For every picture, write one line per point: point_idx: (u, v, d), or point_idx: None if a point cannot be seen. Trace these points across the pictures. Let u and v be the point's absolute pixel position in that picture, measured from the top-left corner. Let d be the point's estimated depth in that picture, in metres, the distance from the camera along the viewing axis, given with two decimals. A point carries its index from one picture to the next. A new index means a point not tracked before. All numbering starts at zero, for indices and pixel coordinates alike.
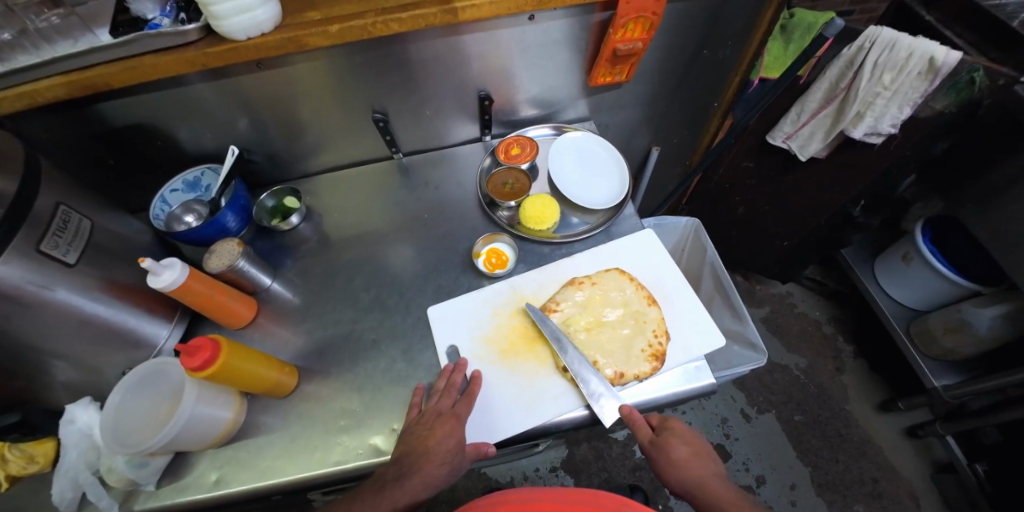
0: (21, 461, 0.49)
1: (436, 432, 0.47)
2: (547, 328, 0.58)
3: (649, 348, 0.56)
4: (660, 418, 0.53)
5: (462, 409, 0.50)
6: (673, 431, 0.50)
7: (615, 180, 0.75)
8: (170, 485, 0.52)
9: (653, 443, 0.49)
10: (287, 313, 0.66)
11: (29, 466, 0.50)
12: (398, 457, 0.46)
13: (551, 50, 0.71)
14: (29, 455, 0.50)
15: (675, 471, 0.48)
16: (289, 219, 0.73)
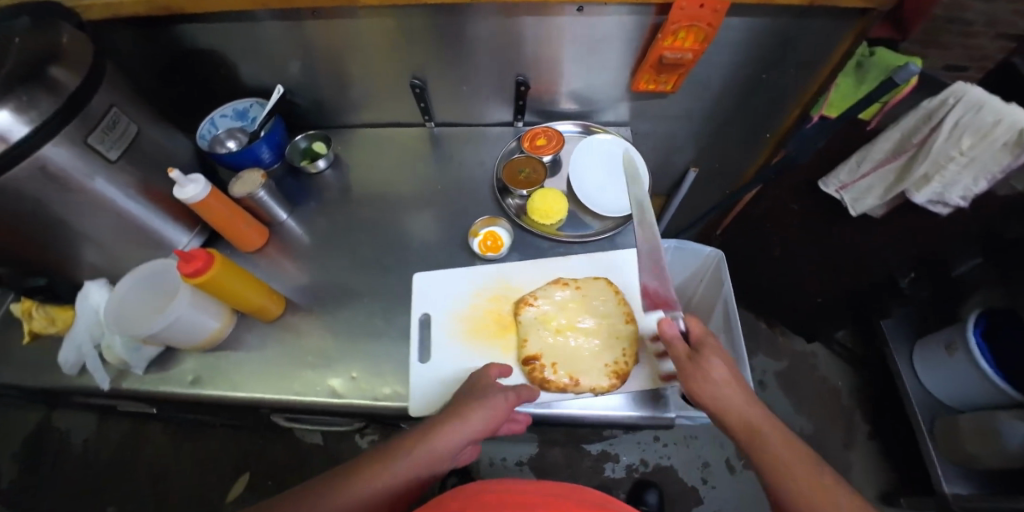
0: (43, 321, 0.60)
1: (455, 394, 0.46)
2: (517, 318, 0.58)
3: (613, 364, 0.54)
4: (701, 328, 0.48)
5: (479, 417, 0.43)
6: (714, 349, 0.46)
7: (635, 189, 0.70)
8: (158, 374, 0.58)
9: (691, 360, 0.45)
10: (292, 249, 0.71)
11: (48, 327, 0.60)
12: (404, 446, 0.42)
13: (596, 48, 0.69)
14: (50, 317, 0.60)
15: (708, 394, 0.43)
16: (317, 164, 0.78)
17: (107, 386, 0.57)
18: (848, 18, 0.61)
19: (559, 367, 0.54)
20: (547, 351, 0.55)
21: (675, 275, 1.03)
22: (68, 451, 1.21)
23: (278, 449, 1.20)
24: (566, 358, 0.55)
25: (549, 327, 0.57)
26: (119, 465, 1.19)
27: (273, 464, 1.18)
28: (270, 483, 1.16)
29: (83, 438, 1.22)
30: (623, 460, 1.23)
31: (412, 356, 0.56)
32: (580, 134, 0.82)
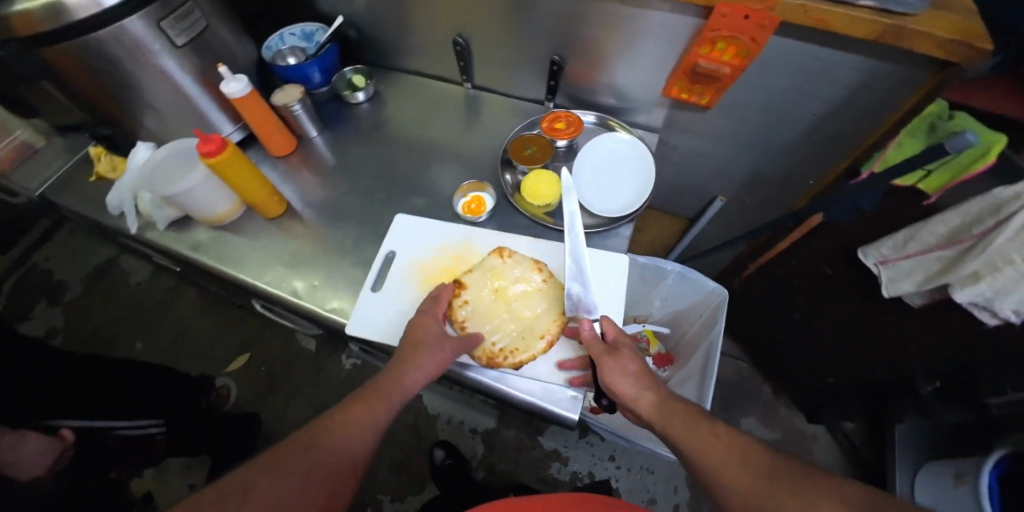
0: (108, 167, 0.78)
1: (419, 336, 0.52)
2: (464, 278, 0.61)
3: (529, 350, 0.56)
4: (615, 327, 0.53)
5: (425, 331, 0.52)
6: (627, 347, 0.51)
7: (630, 194, 0.67)
8: (173, 233, 0.70)
9: (607, 355, 0.50)
10: (310, 165, 0.79)
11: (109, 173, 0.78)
12: (359, 403, 0.47)
13: (633, 42, 0.66)
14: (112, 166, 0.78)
15: (623, 386, 0.48)
16: (356, 95, 0.84)
17: (134, 229, 0.69)
18: (921, 68, 0.53)
19: (481, 333, 0.57)
20: (477, 316, 0.58)
21: (674, 302, 0.96)
22: (126, 286, 1.45)
23: (276, 341, 1.35)
24: (490, 327, 0.57)
25: (488, 295, 0.59)
26: (156, 310, 1.41)
27: (269, 351, 1.34)
28: (262, 367, 1.31)
29: (138, 280, 1.46)
30: (572, 466, 1.16)
31: (367, 283, 0.62)
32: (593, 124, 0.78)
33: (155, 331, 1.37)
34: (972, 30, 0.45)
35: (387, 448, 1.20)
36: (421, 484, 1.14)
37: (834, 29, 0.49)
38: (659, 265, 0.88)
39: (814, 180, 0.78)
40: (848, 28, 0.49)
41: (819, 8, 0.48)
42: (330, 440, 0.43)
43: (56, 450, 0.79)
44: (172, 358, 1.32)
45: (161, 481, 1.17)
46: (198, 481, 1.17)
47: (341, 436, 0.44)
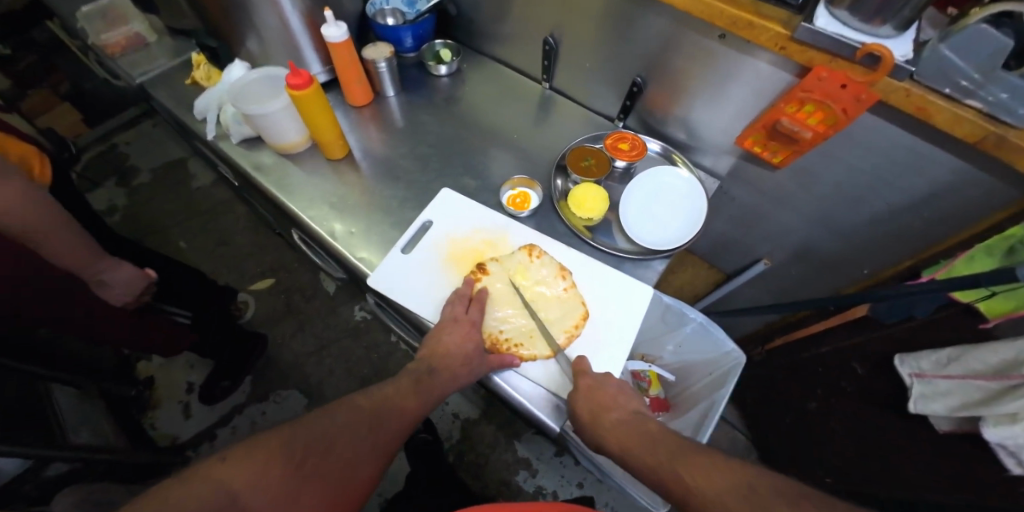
0: (204, 74, 0.84)
1: (455, 336, 0.55)
2: (488, 265, 0.63)
3: (532, 349, 0.57)
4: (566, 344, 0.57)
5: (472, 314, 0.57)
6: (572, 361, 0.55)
7: (674, 230, 0.66)
8: (242, 149, 0.75)
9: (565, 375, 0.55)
10: (380, 120, 0.82)
11: (204, 79, 0.84)
12: (411, 387, 0.51)
13: (719, 83, 0.65)
14: (209, 75, 0.84)
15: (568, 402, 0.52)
16: (439, 68, 0.87)
17: (211, 136, 0.75)
18: (1018, 185, 0.50)
19: (492, 320, 0.59)
20: (492, 303, 0.60)
21: (686, 352, 0.93)
22: (186, 186, 1.56)
23: (301, 275, 1.42)
24: (501, 317, 0.59)
25: (508, 288, 0.61)
26: (205, 215, 1.51)
27: (292, 283, 1.40)
28: (281, 295, 1.38)
29: (198, 184, 1.57)
30: (539, 480, 1.15)
31: (399, 243, 0.65)
32: (655, 153, 0.77)
33: (200, 234, 1.47)
34: None
35: None
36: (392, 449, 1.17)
37: (933, 121, 0.47)
38: (683, 310, 0.86)
39: (869, 269, 0.74)
40: (948, 124, 0.47)
41: (922, 97, 0.46)
42: (390, 407, 0.48)
43: (142, 282, 0.80)
44: (207, 263, 1.41)
45: (166, 369, 1.26)
46: (197, 380, 1.25)
47: (395, 408, 0.49)
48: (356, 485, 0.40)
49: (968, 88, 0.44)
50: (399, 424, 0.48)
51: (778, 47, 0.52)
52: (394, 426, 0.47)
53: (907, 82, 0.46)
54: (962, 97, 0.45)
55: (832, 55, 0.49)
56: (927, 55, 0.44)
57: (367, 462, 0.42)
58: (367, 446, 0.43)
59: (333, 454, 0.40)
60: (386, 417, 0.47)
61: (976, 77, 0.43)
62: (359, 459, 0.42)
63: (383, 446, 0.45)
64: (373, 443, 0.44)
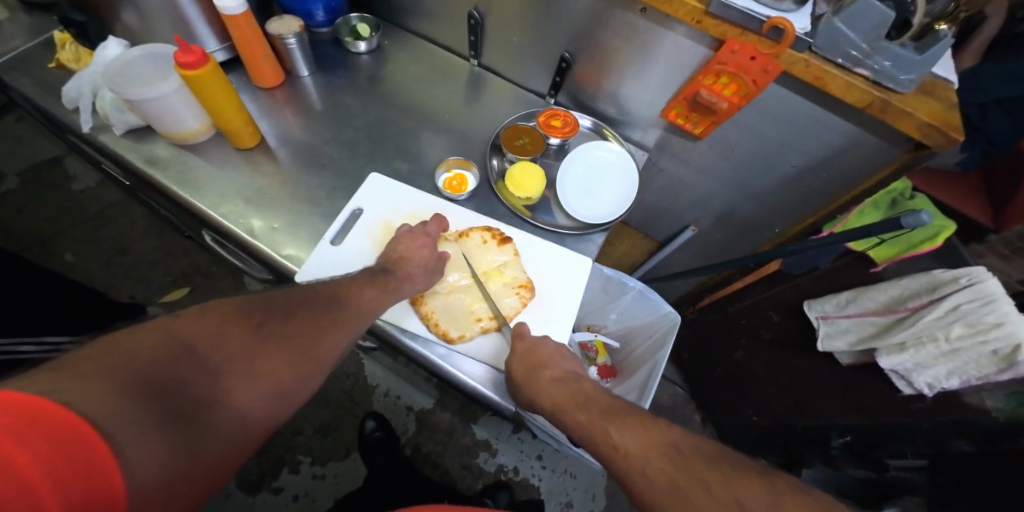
0: (71, 56, 0.71)
1: (412, 243, 0.56)
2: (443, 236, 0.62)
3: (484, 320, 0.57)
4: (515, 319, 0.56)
5: (432, 228, 0.58)
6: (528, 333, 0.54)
7: (614, 203, 0.68)
8: (129, 142, 0.65)
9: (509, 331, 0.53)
10: (296, 103, 0.75)
11: (72, 62, 0.71)
12: (369, 279, 0.48)
13: (643, 58, 0.67)
14: (77, 56, 0.72)
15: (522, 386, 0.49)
16: (358, 44, 0.80)
17: (87, 128, 0.65)
18: (897, 144, 0.57)
19: (437, 305, 0.57)
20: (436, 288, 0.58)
21: (629, 318, 0.98)
22: (67, 190, 1.34)
23: (222, 280, 1.29)
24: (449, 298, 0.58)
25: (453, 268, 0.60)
26: (97, 221, 1.31)
27: (213, 289, 1.27)
28: (202, 305, 1.25)
29: (83, 186, 1.36)
30: (500, 459, 1.17)
31: (327, 234, 0.60)
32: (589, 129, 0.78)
33: (93, 244, 1.28)
34: (946, 119, 0.49)
35: (315, 409, 1.17)
36: (345, 452, 1.12)
37: (829, 89, 0.52)
38: (623, 280, 0.89)
39: (780, 228, 0.82)
40: (842, 91, 0.52)
41: (820, 67, 0.50)
42: (349, 297, 0.45)
43: None
44: (106, 277, 1.24)
45: None
46: None
47: (357, 300, 0.45)
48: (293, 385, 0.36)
49: (857, 57, 0.49)
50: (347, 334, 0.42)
51: (695, 21, 0.54)
52: (340, 334, 0.42)
53: (806, 53, 0.50)
54: (852, 65, 0.50)
55: (742, 29, 0.52)
56: (823, 28, 0.48)
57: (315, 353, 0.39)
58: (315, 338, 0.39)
59: (278, 327, 0.37)
60: (346, 304, 0.44)
61: (863, 47, 0.47)
62: (308, 343, 0.38)
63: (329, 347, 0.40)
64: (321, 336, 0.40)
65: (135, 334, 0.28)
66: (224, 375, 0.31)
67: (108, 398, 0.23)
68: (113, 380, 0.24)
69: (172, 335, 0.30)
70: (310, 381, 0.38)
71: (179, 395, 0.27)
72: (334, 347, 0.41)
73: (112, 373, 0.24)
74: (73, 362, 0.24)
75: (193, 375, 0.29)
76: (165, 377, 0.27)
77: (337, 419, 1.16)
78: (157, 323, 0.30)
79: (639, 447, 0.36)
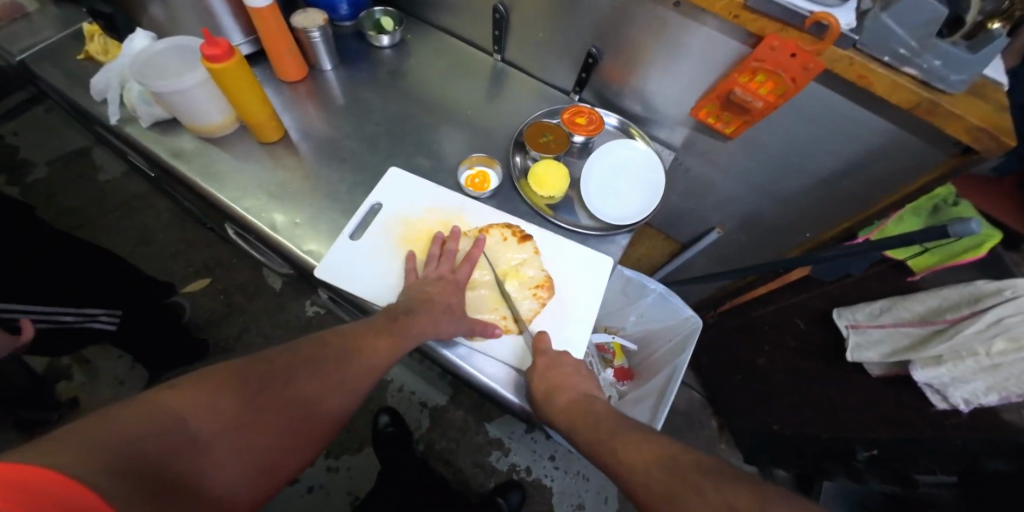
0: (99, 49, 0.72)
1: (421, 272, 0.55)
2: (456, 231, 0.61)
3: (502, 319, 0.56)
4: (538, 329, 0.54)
5: (452, 244, 0.56)
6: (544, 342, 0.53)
7: (637, 202, 0.66)
8: (154, 135, 0.66)
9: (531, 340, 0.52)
10: (319, 97, 0.75)
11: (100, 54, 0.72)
12: (386, 326, 0.47)
13: (673, 54, 0.65)
14: (105, 49, 0.72)
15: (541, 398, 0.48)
16: (381, 38, 0.79)
17: (114, 120, 0.65)
18: (945, 147, 0.54)
19: None
20: None
21: (649, 321, 0.96)
22: (93, 181, 1.37)
23: (241, 272, 1.30)
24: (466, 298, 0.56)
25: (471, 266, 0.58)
26: (121, 212, 1.34)
27: (232, 281, 1.29)
28: (222, 296, 1.27)
29: (108, 176, 1.39)
30: (512, 458, 1.16)
31: (347, 230, 0.59)
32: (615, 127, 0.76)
33: (118, 233, 1.31)
34: (1000, 123, 0.46)
35: None
36: (359, 446, 1.13)
37: (874, 89, 0.50)
38: (643, 282, 0.89)
39: (811, 232, 0.79)
40: (887, 92, 0.49)
41: (865, 65, 0.48)
42: (359, 347, 0.43)
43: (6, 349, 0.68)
44: None
45: (92, 389, 1.13)
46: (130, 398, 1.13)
47: (367, 352, 0.43)
48: (283, 455, 0.34)
49: (906, 55, 0.46)
50: (351, 391, 0.41)
51: (731, 16, 0.52)
52: (342, 396, 0.40)
53: (851, 51, 0.48)
54: (900, 64, 0.47)
55: (782, 24, 0.50)
56: (870, 24, 0.46)
57: (312, 419, 0.37)
58: (314, 401, 0.38)
59: (280, 389, 0.36)
60: (354, 359, 0.42)
61: (913, 45, 0.45)
62: (306, 408, 0.37)
63: (329, 411, 0.39)
64: (322, 398, 0.38)
65: (126, 410, 0.25)
66: (219, 454, 0.29)
67: (89, 470, 0.20)
68: (104, 458, 0.22)
69: (161, 408, 0.27)
70: (295, 460, 0.35)
71: (166, 473, 0.25)
72: (331, 414, 0.39)
73: (102, 447, 0.22)
74: (68, 430, 0.22)
75: (182, 451, 0.27)
76: (155, 452, 0.25)
77: (351, 413, 1.17)
78: (147, 396, 0.28)
79: (648, 458, 0.34)
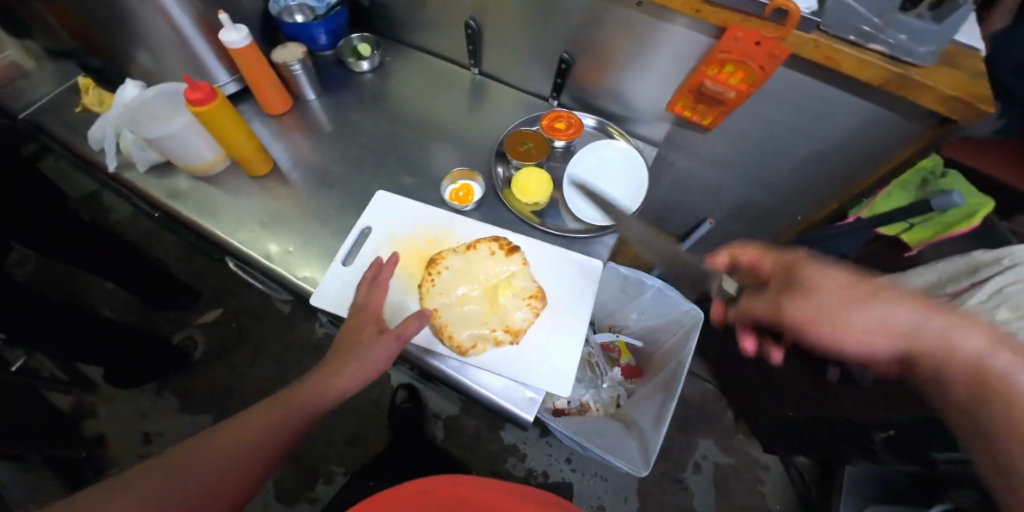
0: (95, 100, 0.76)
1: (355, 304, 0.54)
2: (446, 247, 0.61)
3: (495, 332, 0.54)
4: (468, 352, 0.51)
5: (387, 276, 0.55)
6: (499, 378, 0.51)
7: (623, 202, 0.66)
8: (151, 178, 0.69)
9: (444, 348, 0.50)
10: (305, 126, 0.77)
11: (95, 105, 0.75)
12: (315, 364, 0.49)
13: (643, 52, 0.66)
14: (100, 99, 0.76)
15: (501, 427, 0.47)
16: (360, 64, 0.81)
17: (111, 167, 0.68)
18: (923, 121, 0.53)
19: (450, 325, 0.54)
20: (444, 304, 0.55)
21: (651, 317, 0.96)
22: (105, 222, 1.43)
23: (251, 299, 1.34)
24: (456, 317, 0.54)
25: (460, 281, 0.57)
26: None
27: (243, 308, 1.33)
28: (235, 323, 1.31)
29: (119, 217, 1.44)
30: (528, 463, 1.17)
31: (338, 255, 0.60)
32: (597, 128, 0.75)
33: None
34: (975, 91, 0.45)
35: (343, 419, 1.20)
36: None
37: (842, 68, 0.49)
38: (640, 279, 0.88)
39: (803, 216, 0.79)
40: (856, 70, 0.49)
41: (829, 46, 0.48)
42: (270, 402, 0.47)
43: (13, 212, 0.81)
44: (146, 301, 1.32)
45: (117, 423, 1.17)
46: (154, 429, 1.17)
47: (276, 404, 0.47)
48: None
49: (869, 32, 0.46)
50: (269, 439, 0.45)
51: (693, 11, 0.53)
52: (260, 445, 0.44)
53: (814, 33, 0.48)
54: (864, 42, 0.47)
55: (744, 14, 0.50)
56: (829, 6, 0.46)
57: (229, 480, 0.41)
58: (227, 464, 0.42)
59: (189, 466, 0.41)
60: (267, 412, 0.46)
61: (875, 22, 0.44)
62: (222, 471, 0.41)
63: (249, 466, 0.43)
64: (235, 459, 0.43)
65: None
66: None
67: None
68: None
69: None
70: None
71: None
72: (252, 465, 0.43)
73: None
74: None
75: None
76: None
77: (365, 428, 1.19)
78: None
79: None
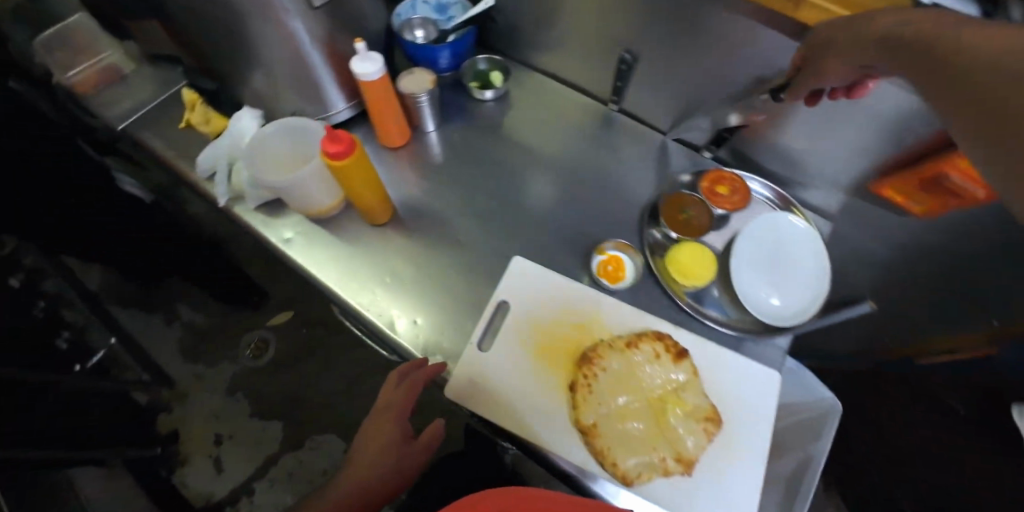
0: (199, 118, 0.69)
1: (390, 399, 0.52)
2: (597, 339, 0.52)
3: (663, 459, 0.45)
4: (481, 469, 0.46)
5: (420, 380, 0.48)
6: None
7: (804, 294, 0.55)
8: (262, 216, 0.62)
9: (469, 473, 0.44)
10: (422, 162, 0.68)
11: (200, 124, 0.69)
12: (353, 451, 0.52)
13: (848, 119, 0.53)
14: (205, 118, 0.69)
15: None
16: (484, 92, 0.72)
17: (220, 201, 0.62)
18: None
19: (610, 444, 0.46)
20: (603, 417, 0.47)
21: None
22: None
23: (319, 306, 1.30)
24: (617, 432, 0.46)
25: (619, 387, 0.49)
26: None
27: (311, 314, 1.29)
28: (302, 329, 1.28)
29: None
30: None
31: (475, 336, 0.53)
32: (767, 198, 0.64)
33: None
34: None
35: None
36: None
37: None
38: None
39: None
40: None
41: None
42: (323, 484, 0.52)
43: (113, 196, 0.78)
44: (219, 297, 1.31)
45: (188, 420, 1.18)
46: (223, 431, 1.17)
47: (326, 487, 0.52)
48: None
49: None
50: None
51: None
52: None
53: None
54: None
55: None
56: None
57: None
58: None
59: None
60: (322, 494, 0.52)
61: None
62: None
63: None
64: None
65: None
66: None
67: None
68: None
69: None
70: None
71: None
72: None
73: None
74: None
75: None
76: None
77: None
78: None
79: None
